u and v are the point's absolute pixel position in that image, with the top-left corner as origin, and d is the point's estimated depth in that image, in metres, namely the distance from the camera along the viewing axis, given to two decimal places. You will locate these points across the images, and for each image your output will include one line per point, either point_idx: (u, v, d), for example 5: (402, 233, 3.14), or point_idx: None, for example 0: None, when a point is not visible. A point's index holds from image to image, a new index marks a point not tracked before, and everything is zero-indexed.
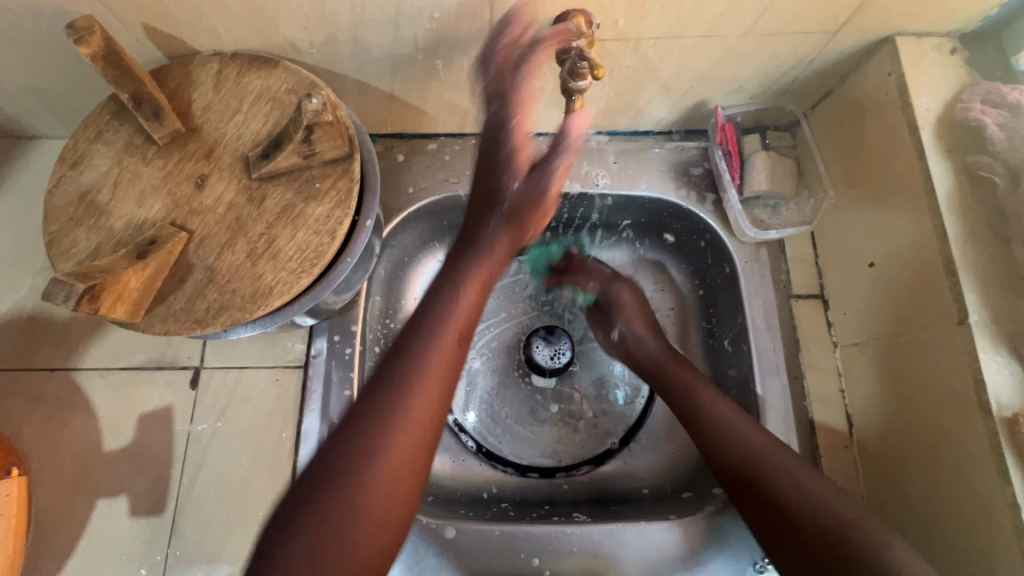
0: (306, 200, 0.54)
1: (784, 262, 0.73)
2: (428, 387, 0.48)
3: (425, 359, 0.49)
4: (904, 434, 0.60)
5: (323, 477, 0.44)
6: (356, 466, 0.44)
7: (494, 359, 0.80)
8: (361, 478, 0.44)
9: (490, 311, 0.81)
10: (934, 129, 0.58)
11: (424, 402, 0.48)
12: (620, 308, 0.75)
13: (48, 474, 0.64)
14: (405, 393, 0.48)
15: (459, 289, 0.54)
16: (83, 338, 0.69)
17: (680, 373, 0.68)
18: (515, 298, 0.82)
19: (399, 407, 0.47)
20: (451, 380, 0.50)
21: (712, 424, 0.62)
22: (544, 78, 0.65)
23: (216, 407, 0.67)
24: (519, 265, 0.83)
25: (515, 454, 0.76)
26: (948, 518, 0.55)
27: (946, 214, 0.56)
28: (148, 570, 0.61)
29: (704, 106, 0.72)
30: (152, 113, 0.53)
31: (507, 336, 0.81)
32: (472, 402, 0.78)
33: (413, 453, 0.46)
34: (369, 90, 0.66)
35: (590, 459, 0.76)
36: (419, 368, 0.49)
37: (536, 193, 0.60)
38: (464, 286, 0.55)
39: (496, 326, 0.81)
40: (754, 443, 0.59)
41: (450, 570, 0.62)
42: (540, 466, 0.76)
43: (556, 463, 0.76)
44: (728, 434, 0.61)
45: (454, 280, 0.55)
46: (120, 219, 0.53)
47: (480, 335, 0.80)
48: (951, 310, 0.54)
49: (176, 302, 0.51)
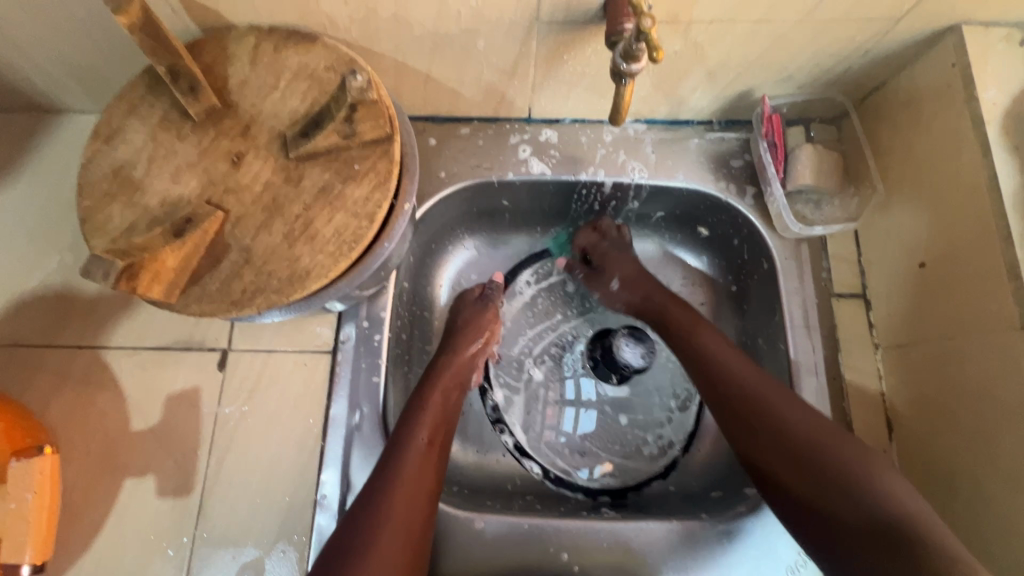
0: (345, 181, 0.52)
1: (826, 259, 0.71)
2: (419, 466, 0.57)
3: (409, 451, 0.57)
4: (951, 441, 0.58)
5: (337, 560, 0.50)
6: (361, 547, 0.51)
7: (554, 370, 0.79)
8: (372, 557, 0.50)
9: (544, 321, 0.81)
10: (1000, 125, 0.56)
11: (416, 483, 0.56)
12: (609, 262, 0.74)
13: (76, 451, 0.64)
14: (386, 492, 0.54)
15: (427, 398, 0.63)
16: (110, 315, 0.68)
17: (702, 331, 0.66)
18: (569, 297, 0.82)
19: (394, 493, 0.54)
20: (429, 477, 0.57)
21: (735, 384, 0.60)
22: (588, 62, 0.63)
23: (244, 390, 0.66)
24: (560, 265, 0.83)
25: (584, 478, 0.74)
26: (996, 528, 0.53)
27: (1011, 213, 0.53)
28: (175, 550, 0.61)
29: (750, 96, 0.69)
30: (188, 88, 0.52)
31: (565, 346, 0.80)
32: (534, 422, 0.76)
33: (414, 530, 0.53)
34: (405, 70, 0.64)
35: (656, 474, 0.74)
36: (397, 476, 0.55)
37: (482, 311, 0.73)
38: (432, 393, 0.63)
39: (552, 335, 0.80)
40: (778, 405, 0.57)
41: (478, 562, 0.61)
42: (612, 489, 0.73)
43: (624, 481, 0.74)
44: (751, 392, 0.59)
45: (422, 391, 0.64)
46: (155, 196, 0.51)
47: (538, 347, 0.80)
48: (1012, 314, 0.52)
49: (211, 283, 0.49)
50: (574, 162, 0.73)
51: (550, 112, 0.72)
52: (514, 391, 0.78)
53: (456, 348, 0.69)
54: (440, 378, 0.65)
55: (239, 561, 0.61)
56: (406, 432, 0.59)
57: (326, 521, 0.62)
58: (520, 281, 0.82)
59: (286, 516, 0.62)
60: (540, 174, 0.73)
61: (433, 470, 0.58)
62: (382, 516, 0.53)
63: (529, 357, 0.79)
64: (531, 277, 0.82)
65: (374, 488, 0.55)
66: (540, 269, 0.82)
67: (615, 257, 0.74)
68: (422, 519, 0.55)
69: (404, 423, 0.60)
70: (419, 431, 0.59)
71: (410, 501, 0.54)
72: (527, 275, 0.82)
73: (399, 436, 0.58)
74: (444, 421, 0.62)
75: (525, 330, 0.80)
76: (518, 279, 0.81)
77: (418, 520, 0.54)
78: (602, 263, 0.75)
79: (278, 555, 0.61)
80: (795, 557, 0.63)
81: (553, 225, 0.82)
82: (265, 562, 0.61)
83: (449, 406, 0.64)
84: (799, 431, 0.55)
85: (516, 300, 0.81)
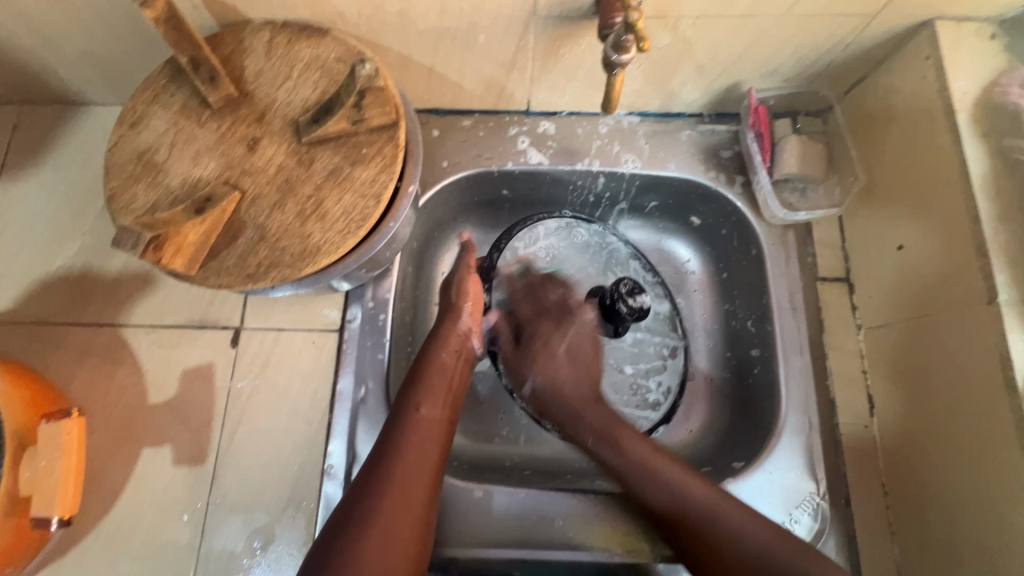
0: (353, 164, 0.56)
1: (811, 244, 0.74)
2: (422, 434, 0.60)
3: (412, 427, 0.60)
4: (926, 414, 0.61)
5: (346, 523, 0.52)
6: (369, 509, 0.53)
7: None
8: (379, 518, 0.52)
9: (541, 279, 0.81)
10: (971, 113, 0.59)
11: (420, 452, 0.58)
12: (535, 349, 0.71)
13: (96, 422, 0.67)
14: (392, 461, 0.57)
15: (427, 376, 0.64)
16: (130, 295, 0.72)
17: (630, 442, 0.64)
18: (570, 254, 0.82)
19: (397, 458, 0.57)
20: (430, 451, 0.59)
21: (663, 495, 0.60)
22: (583, 56, 0.67)
23: (255, 365, 0.70)
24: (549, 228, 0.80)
25: None
26: (966, 493, 0.56)
27: (979, 196, 0.57)
28: (190, 516, 0.64)
29: (738, 88, 0.73)
30: (208, 77, 0.56)
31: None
32: None
33: (417, 491, 0.56)
34: (410, 63, 0.68)
35: (662, 419, 0.75)
36: (400, 450, 0.58)
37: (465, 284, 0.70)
38: (431, 371, 0.64)
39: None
40: (705, 499, 0.59)
41: (476, 528, 0.64)
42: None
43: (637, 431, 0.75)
44: (685, 499, 0.59)
45: (421, 368, 0.65)
46: (176, 177, 0.55)
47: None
48: (980, 290, 0.55)
49: (228, 257, 0.53)
50: (571, 154, 0.77)
51: (547, 105, 0.76)
52: None
53: (451, 318, 0.69)
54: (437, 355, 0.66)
55: (251, 526, 0.64)
56: (407, 405, 0.62)
57: (333, 489, 0.65)
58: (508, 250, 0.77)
59: (295, 485, 0.66)
60: (538, 164, 0.76)
61: (434, 438, 0.60)
62: (385, 478, 0.55)
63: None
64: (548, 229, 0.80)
65: (380, 452, 0.58)
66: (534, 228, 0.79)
67: (540, 348, 0.71)
68: (426, 481, 0.57)
69: (406, 398, 0.62)
70: (422, 404, 0.62)
71: (414, 469, 0.57)
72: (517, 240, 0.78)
73: (403, 408, 0.61)
74: (450, 393, 0.65)
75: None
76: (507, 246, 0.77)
77: (422, 484, 0.56)
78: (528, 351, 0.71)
79: (288, 521, 0.65)
80: (790, 511, 0.64)
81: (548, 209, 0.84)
82: (276, 528, 0.64)
83: (452, 384, 0.65)
84: (722, 524, 0.57)
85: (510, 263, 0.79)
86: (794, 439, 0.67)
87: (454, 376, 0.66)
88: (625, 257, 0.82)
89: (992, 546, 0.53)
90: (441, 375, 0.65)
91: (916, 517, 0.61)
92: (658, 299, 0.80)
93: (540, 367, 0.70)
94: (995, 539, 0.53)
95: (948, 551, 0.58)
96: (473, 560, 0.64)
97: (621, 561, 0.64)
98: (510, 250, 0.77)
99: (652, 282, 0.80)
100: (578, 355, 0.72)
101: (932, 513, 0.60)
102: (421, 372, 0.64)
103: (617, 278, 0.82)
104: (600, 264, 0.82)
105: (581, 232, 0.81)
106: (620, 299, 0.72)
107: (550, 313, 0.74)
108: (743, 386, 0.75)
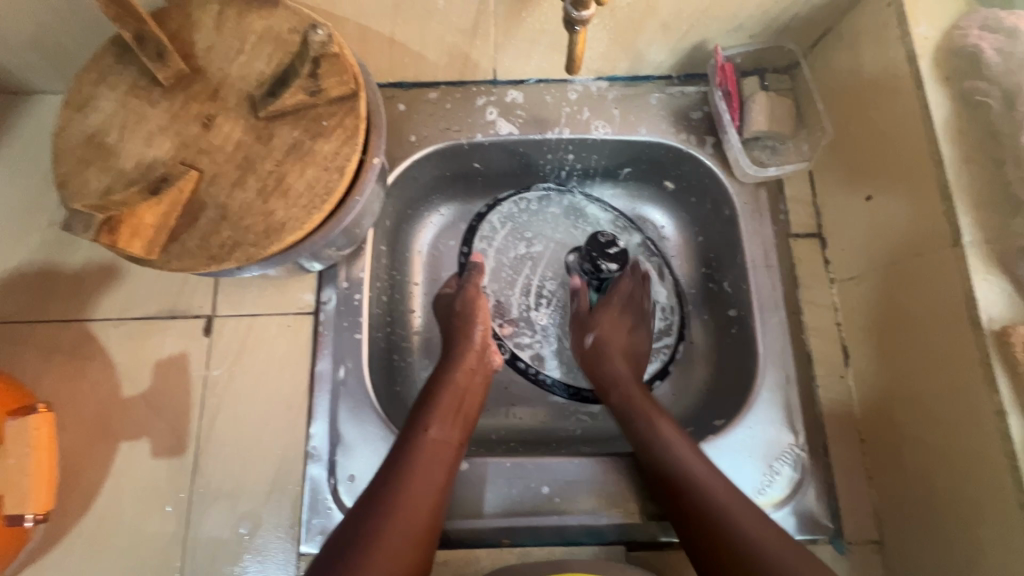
0: (314, 138, 0.54)
1: (783, 201, 0.75)
2: (431, 452, 0.59)
3: (419, 446, 0.59)
4: (897, 361, 0.62)
5: (346, 547, 0.51)
6: (369, 533, 0.52)
7: (557, 309, 0.81)
8: (378, 544, 0.51)
9: (521, 249, 0.82)
10: (932, 58, 0.59)
11: (425, 470, 0.58)
12: (599, 319, 0.73)
13: (69, 419, 0.66)
14: (398, 484, 0.56)
15: (439, 400, 0.63)
16: (94, 289, 0.70)
17: (656, 418, 0.64)
18: (539, 224, 0.83)
19: (405, 477, 0.56)
20: (439, 473, 0.58)
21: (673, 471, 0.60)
22: (545, 18, 0.65)
23: (230, 353, 0.68)
24: (499, 214, 0.82)
25: None
26: (940, 433, 0.57)
27: (942, 140, 0.57)
28: (173, 506, 0.64)
29: (705, 47, 0.72)
30: (156, 53, 0.53)
31: (548, 277, 0.82)
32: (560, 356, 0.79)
33: (422, 514, 0.55)
34: (369, 34, 0.66)
35: (678, 339, 0.78)
36: (405, 473, 0.57)
37: (476, 329, 0.70)
38: (442, 396, 0.64)
39: (537, 269, 0.82)
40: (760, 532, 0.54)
41: (462, 498, 0.65)
42: (658, 372, 0.77)
43: (662, 361, 0.78)
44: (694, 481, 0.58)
45: (435, 385, 0.65)
46: (130, 159, 0.53)
47: (531, 296, 0.81)
48: (946, 233, 0.56)
49: (190, 240, 0.51)
50: (541, 122, 0.75)
51: (514, 73, 0.75)
52: (531, 342, 0.79)
53: (463, 340, 0.69)
54: (450, 382, 0.65)
55: (237, 512, 0.64)
56: (415, 424, 0.61)
57: (319, 470, 0.65)
58: (487, 223, 0.81)
59: (279, 469, 0.65)
60: (508, 134, 0.75)
61: (445, 461, 0.59)
62: (392, 498, 0.55)
63: (529, 305, 0.81)
64: (512, 207, 0.82)
65: (388, 473, 0.57)
66: (508, 204, 0.82)
67: (614, 317, 0.73)
68: (432, 504, 0.56)
69: (417, 416, 0.62)
70: (430, 422, 0.61)
71: (422, 491, 0.56)
72: (480, 240, 0.81)
73: (411, 424, 0.61)
74: (459, 412, 0.64)
75: (511, 275, 0.82)
76: (475, 246, 0.80)
77: (427, 506, 0.56)
78: (604, 304, 0.74)
79: (274, 505, 0.64)
80: (768, 464, 0.65)
81: (510, 182, 0.84)
82: (262, 513, 0.64)
83: (467, 404, 0.65)
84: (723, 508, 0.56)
85: (488, 256, 0.82)
86: (772, 394, 0.68)
87: (466, 394, 0.65)
88: (584, 210, 0.84)
89: (965, 479, 0.54)
90: (452, 395, 0.64)
91: (888, 458, 0.63)
92: (627, 238, 0.82)
93: (603, 326, 0.72)
94: (968, 475, 0.54)
95: (925, 489, 0.59)
96: (462, 532, 0.64)
97: (609, 521, 0.65)
98: (478, 250, 0.81)
99: (616, 227, 0.82)
100: (637, 353, 0.73)
101: (906, 452, 0.61)
102: (433, 392, 0.64)
103: (586, 230, 0.83)
104: (567, 221, 0.84)
105: (530, 199, 0.83)
106: (599, 257, 0.75)
107: (628, 310, 0.74)
108: (723, 345, 0.76)
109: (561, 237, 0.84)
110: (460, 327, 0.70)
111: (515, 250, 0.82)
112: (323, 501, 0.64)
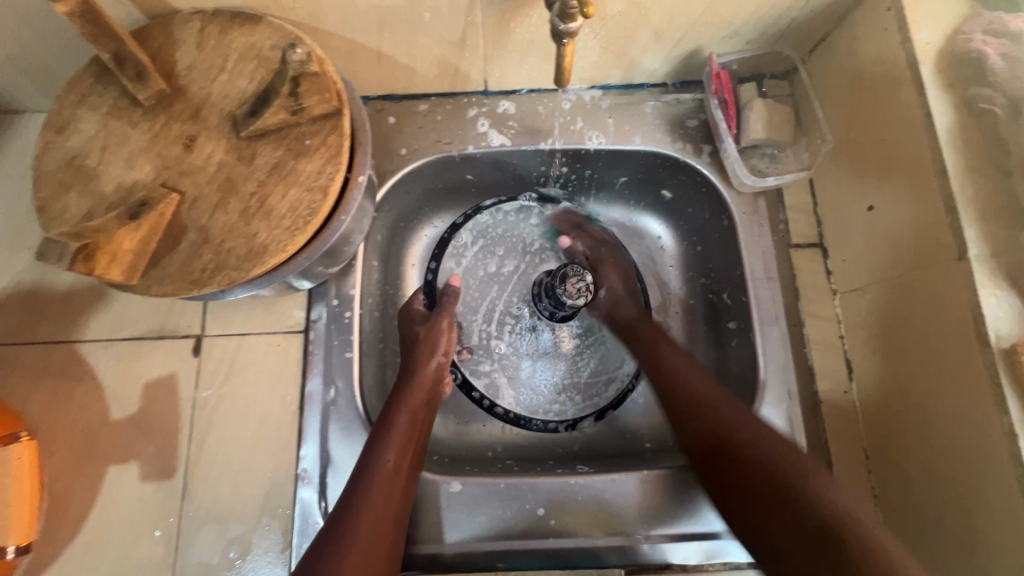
0: (297, 157, 0.53)
1: (783, 211, 0.73)
2: (386, 484, 0.57)
3: (374, 478, 0.57)
4: (903, 377, 0.60)
5: None
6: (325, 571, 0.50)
7: (517, 337, 0.79)
8: None
9: (491, 267, 0.82)
10: (934, 64, 0.57)
11: (382, 504, 0.56)
12: (604, 267, 0.77)
13: (58, 443, 0.65)
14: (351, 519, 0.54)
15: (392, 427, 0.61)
16: (82, 310, 0.69)
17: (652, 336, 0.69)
18: (513, 242, 0.82)
19: (361, 516, 0.54)
20: (392, 504, 0.57)
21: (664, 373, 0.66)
22: (535, 28, 0.64)
23: (220, 373, 0.67)
24: (473, 227, 0.81)
25: (590, 404, 0.77)
26: (947, 453, 0.55)
27: (946, 150, 0.55)
28: (161, 531, 0.63)
29: (699, 54, 0.71)
30: (135, 73, 0.52)
31: (515, 300, 0.81)
32: (516, 384, 0.77)
33: (380, 549, 0.54)
34: (356, 48, 0.65)
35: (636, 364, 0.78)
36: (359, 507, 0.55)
37: (431, 358, 0.68)
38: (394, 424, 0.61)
39: (503, 291, 0.81)
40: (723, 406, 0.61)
41: (457, 523, 0.63)
42: (614, 401, 0.77)
43: (619, 388, 0.77)
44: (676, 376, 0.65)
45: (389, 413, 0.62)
46: (110, 182, 0.52)
47: (494, 323, 0.80)
48: (950, 246, 0.54)
49: (171, 264, 0.50)
50: (533, 133, 0.74)
51: (505, 83, 0.73)
52: (488, 370, 0.78)
53: (418, 367, 0.67)
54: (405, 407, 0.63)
55: (226, 537, 0.63)
56: (372, 454, 0.58)
57: (309, 494, 0.63)
58: (461, 235, 0.81)
59: (268, 493, 0.64)
60: (500, 146, 0.74)
61: (400, 492, 0.58)
62: (349, 538, 0.53)
63: (490, 331, 0.79)
64: (479, 222, 0.82)
65: (344, 509, 0.55)
66: (486, 218, 0.82)
67: (609, 261, 0.77)
68: (389, 540, 0.55)
69: (371, 446, 0.59)
70: (387, 452, 0.59)
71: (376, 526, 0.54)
72: (449, 257, 0.81)
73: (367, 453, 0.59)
74: (416, 440, 0.62)
75: (477, 295, 0.80)
76: (443, 262, 0.80)
77: (383, 541, 0.54)
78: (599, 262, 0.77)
79: (264, 529, 0.63)
80: None
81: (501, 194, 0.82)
82: (252, 537, 0.63)
83: (420, 432, 0.63)
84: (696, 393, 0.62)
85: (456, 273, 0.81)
86: (773, 410, 0.66)
87: (421, 423, 0.63)
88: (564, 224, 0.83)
89: (973, 503, 0.52)
90: (409, 423, 0.62)
91: (895, 477, 0.61)
92: None
93: (607, 275, 0.76)
94: (977, 497, 0.52)
95: (933, 510, 0.57)
96: (456, 556, 0.62)
97: (607, 543, 0.63)
98: (446, 269, 0.80)
99: None
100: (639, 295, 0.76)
101: (914, 471, 0.59)
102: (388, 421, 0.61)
103: (557, 249, 0.83)
104: (542, 239, 0.83)
105: (508, 210, 0.82)
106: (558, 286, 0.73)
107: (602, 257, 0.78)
108: (722, 359, 0.74)
109: (532, 258, 0.83)
110: (420, 350, 0.69)
111: (482, 268, 0.81)
112: (313, 524, 0.62)
